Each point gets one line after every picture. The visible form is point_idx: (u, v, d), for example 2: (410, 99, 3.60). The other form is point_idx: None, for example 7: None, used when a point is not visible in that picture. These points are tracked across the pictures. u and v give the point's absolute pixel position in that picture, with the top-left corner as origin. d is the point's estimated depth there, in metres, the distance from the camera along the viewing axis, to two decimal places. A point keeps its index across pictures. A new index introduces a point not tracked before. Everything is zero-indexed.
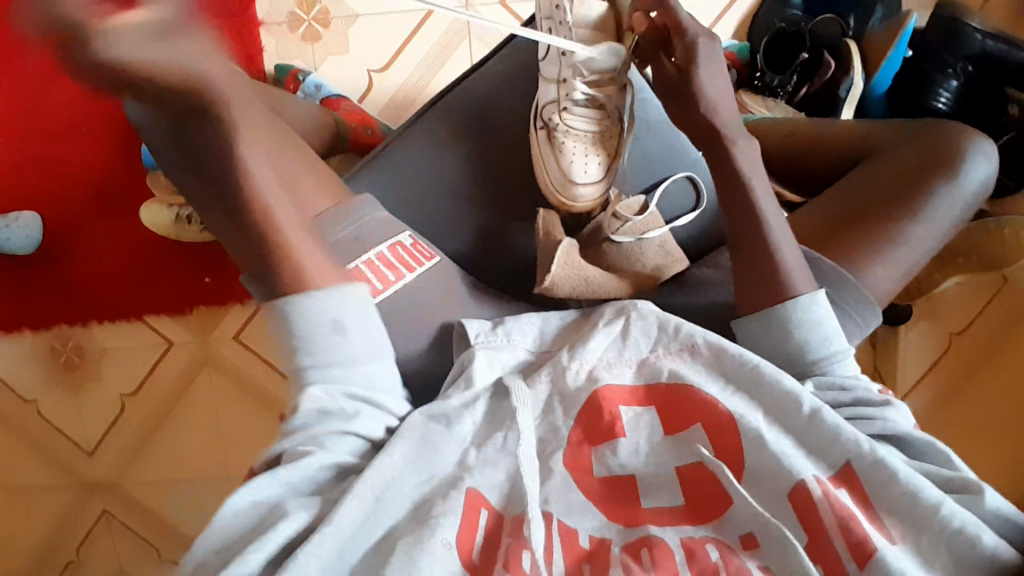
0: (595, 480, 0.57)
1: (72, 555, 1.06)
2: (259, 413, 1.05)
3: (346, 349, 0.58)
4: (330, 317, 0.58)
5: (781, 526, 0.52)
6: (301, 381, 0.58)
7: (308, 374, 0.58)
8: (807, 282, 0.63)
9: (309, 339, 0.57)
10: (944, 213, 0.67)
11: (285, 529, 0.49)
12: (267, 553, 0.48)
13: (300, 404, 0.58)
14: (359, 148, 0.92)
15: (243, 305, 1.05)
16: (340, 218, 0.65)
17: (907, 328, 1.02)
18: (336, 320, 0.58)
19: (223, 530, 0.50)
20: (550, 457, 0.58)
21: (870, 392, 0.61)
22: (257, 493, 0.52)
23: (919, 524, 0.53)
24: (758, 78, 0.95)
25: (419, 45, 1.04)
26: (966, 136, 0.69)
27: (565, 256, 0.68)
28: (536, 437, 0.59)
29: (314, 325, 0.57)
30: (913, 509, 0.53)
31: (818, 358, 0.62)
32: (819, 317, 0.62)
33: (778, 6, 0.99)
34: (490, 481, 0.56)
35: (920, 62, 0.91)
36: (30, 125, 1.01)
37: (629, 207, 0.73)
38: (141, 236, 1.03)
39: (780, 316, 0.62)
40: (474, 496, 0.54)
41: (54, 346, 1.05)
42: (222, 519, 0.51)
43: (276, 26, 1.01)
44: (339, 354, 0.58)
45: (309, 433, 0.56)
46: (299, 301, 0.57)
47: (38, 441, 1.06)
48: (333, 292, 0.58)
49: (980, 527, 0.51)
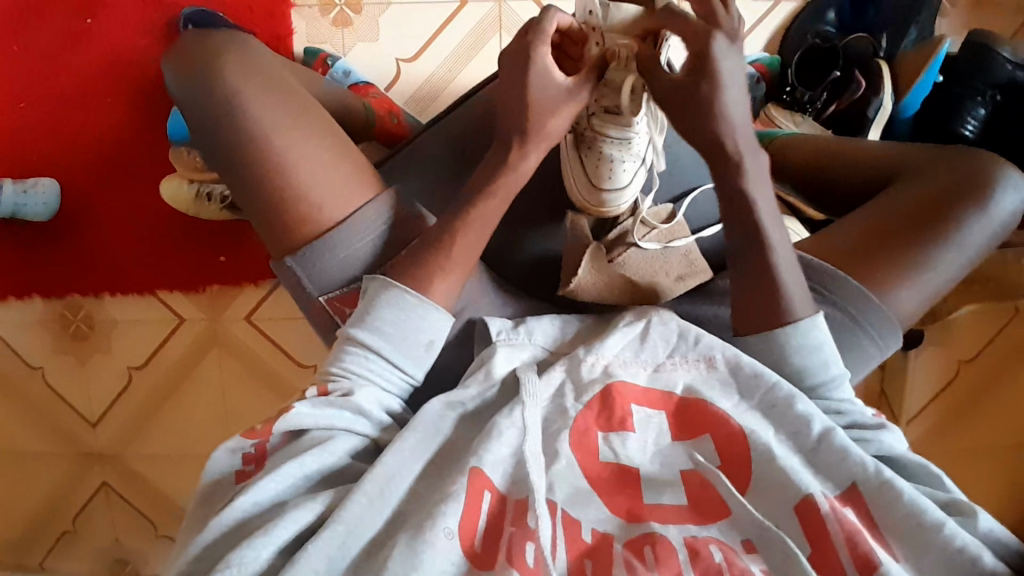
0: (602, 464, 0.57)
1: (69, 524, 1.06)
2: (268, 397, 1.06)
3: (421, 363, 0.62)
4: (427, 338, 0.61)
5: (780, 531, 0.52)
6: (360, 353, 0.59)
7: (373, 354, 0.60)
8: (806, 305, 0.62)
9: (399, 338, 0.60)
10: (970, 241, 0.67)
11: (299, 517, 0.51)
12: (277, 542, 0.50)
13: (348, 376, 0.59)
14: (385, 137, 0.92)
15: (257, 287, 1.04)
16: (366, 221, 0.65)
17: (916, 352, 1.02)
18: (431, 342, 0.61)
19: (232, 516, 0.51)
20: (555, 438, 0.58)
21: (865, 414, 0.62)
22: (281, 482, 0.53)
23: (924, 544, 0.53)
24: (788, 92, 0.97)
25: (451, 36, 1.03)
26: (997, 167, 0.69)
27: (592, 263, 0.70)
28: (542, 415, 0.59)
29: (415, 328, 0.60)
30: (919, 531, 0.53)
31: (815, 384, 0.62)
32: (819, 343, 0.61)
33: (812, 21, 1.00)
34: (495, 458, 0.55)
35: (951, 88, 0.92)
36: (56, 91, 1.01)
37: (656, 215, 0.76)
38: (159, 210, 1.02)
39: (779, 341, 0.61)
40: (478, 476, 0.54)
41: (64, 314, 1.04)
42: (233, 508, 0.51)
43: (308, 9, 1.02)
44: (413, 363, 0.61)
45: (347, 414, 0.57)
46: (416, 309, 0.60)
47: (41, 408, 1.06)
48: (444, 321, 0.61)
49: (981, 547, 0.52)
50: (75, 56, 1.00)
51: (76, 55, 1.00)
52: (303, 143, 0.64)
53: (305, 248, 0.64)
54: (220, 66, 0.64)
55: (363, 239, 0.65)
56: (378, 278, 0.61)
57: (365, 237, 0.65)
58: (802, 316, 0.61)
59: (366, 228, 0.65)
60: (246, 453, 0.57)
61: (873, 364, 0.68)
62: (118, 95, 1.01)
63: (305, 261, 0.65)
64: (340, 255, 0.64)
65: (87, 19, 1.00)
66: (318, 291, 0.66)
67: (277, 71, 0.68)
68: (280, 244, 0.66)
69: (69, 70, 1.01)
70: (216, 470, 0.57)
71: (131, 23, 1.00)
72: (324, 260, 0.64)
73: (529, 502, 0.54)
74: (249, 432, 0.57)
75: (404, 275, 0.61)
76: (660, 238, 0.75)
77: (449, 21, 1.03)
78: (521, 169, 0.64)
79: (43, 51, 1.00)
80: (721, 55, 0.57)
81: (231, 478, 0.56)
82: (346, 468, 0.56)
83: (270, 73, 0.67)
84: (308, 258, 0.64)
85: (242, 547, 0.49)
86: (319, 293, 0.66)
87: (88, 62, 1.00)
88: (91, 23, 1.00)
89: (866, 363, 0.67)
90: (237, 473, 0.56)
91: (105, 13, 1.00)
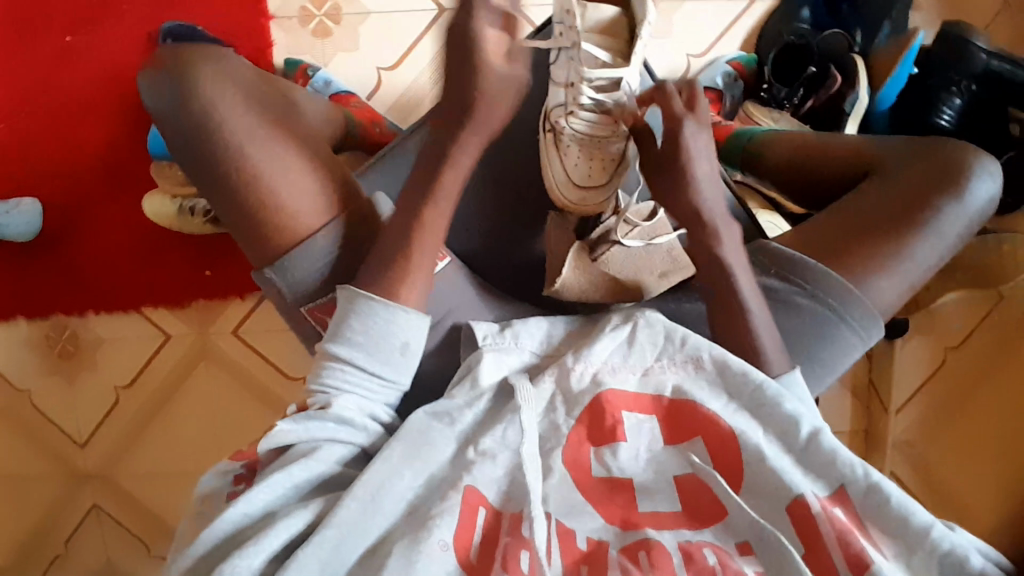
0: (594, 478, 0.57)
1: (59, 548, 1.05)
2: (260, 413, 1.05)
3: (401, 368, 0.61)
4: (401, 339, 0.60)
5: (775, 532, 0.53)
6: (336, 366, 0.59)
7: (350, 365, 0.59)
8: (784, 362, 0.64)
9: (372, 343, 0.59)
10: (948, 229, 0.68)
11: (291, 524, 0.51)
12: (271, 548, 0.50)
13: (328, 390, 0.59)
14: (369, 147, 0.92)
15: (243, 301, 1.04)
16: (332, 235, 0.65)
17: (903, 342, 1.07)
18: (406, 344, 0.60)
19: (224, 526, 0.51)
20: (549, 455, 0.57)
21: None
22: (271, 492, 0.53)
23: (913, 548, 0.53)
24: (765, 90, 0.98)
25: (431, 42, 1.04)
26: (971, 155, 0.70)
27: (575, 262, 0.69)
28: (538, 433, 0.59)
29: (387, 332, 0.60)
30: (906, 535, 0.54)
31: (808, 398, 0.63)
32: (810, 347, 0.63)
33: (786, 21, 1.01)
34: (488, 478, 0.55)
35: (925, 80, 0.93)
36: (36, 109, 1.01)
37: (638, 212, 0.73)
38: (141, 226, 1.02)
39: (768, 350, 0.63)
40: (472, 493, 0.54)
41: (49, 333, 1.04)
42: (226, 517, 0.51)
43: (288, 21, 1.02)
44: (391, 368, 0.60)
45: (329, 425, 0.57)
46: (384, 313, 0.60)
47: (28, 431, 1.05)
48: (419, 320, 0.61)
49: (968, 549, 0.53)
50: (56, 74, 1.00)
51: (56, 73, 1.00)
52: (279, 155, 0.64)
53: (281, 259, 0.65)
54: (197, 76, 0.63)
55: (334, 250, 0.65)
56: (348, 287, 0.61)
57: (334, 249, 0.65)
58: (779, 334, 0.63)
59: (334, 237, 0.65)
60: (236, 475, 0.58)
61: (857, 352, 0.69)
62: (99, 112, 1.01)
63: (280, 271, 0.65)
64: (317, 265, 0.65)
65: (67, 38, 1.00)
66: (298, 300, 0.66)
67: (254, 82, 0.68)
68: (260, 257, 0.66)
69: (50, 88, 1.00)
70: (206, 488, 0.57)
71: (113, 41, 1.01)
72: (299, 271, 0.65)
73: (523, 512, 0.54)
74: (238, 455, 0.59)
75: (387, 286, 0.60)
76: (643, 236, 0.72)
77: (430, 28, 1.04)
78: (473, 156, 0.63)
79: (23, 70, 1.00)
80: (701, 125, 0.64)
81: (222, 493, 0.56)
82: (339, 474, 0.56)
83: (248, 84, 0.66)
84: (283, 269, 0.65)
85: (234, 556, 0.49)
86: (300, 302, 0.66)
87: (68, 80, 1.00)
88: (72, 40, 1.00)
89: (848, 354, 0.68)
90: (229, 492, 0.56)
91: (87, 32, 1.01)
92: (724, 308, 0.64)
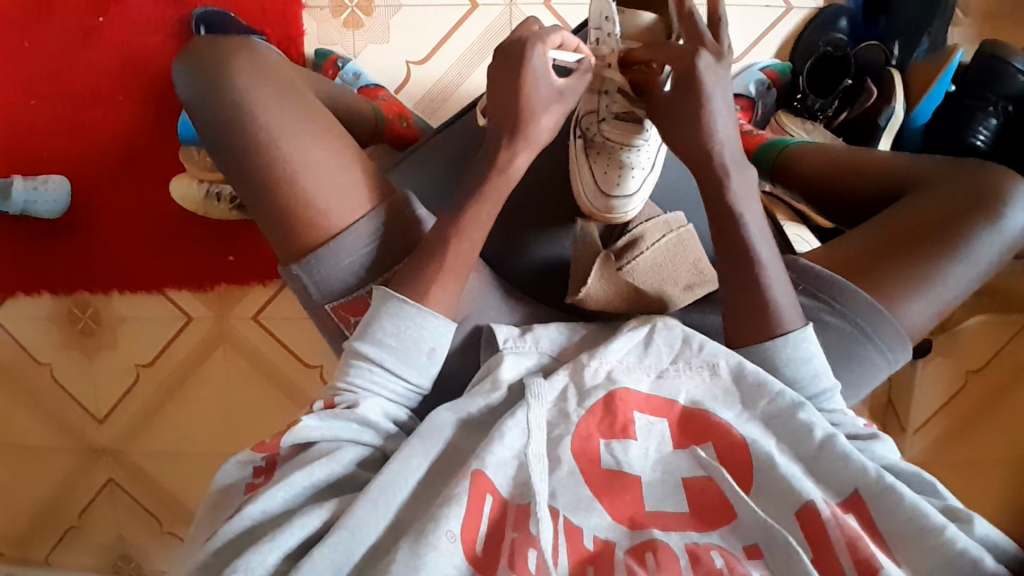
0: (602, 470, 0.57)
1: (73, 520, 1.07)
2: (275, 399, 1.06)
3: (426, 372, 0.61)
4: (429, 345, 0.60)
5: (784, 531, 0.53)
6: (364, 366, 0.59)
7: (378, 367, 0.59)
8: (796, 317, 0.62)
9: (401, 350, 0.59)
10: (981, 255, 0.67)
11: (305, 524, 0.50)
12: (284, 546, 0.49)
13: (354, 389, 0.59)
14: (395, 140, 0.93)
15: (264, 287, 1.05)
16: (352, 242, 0.64)
17: (924, 362, 1.02)
18: (433, 350, 0.61)
19: (243, 521, 0.51)
20: (557, 443, 0.58)
21: (857, 425, 0.62)
22: (288, 490, 0.53)
23: (924, 549, 0.52)
24: (799, 99, 0.98)
25: (462, 38, 1.03)
26: (1011, 183, 0.69)
27: (602, 271, 0.69)
28: (545, 420, 0.59)
29: (415, 338, 0.60)
30: (918, 534, 0.53)
31: (810, 396, 0.63)
32: (808, 354, 0.62)
33: (823, 30, 0.99)
34: (498, 461, 0.55)
35: (961, 99, 0.92)
36: (67, 88, 1.01)
37: (666, 223, 0.75)
38: (166, 209, 1.03)
39: (767, 353, 0.62)
40: (481, 479, 0.54)
41: (72, 310, 1.05)
42: (241, 517, 0.51)
43: (320, 10, 1.02)
44: (418, 372, 0.61)
45: (353, 426, 0.57)
46: (417, 319, 0.59)
47: (48, 404, 1.06)
48: (444, 325, 0.60)
49: (982, 551, 0.51)
50: (87, 53, 1.01)
51: (88, 52, 1.01)
52: (309, 147, 0.63)
53: (309, 256, 0.64)
54: (235, 70, 0.64)
55: (352, 255, 0.64)
56: (380, 291, 0.61)
57: (355, 253, 0.64)
58: (792, 328, 0.62)
59: (364, 236, 0.64)
60: (256, 467, 0.58)
61: (879, 377, 0.69)
62: (128, 93, 1.01)
63: (308, 269, 0.64)
64: (342, 263, 0.64)
65: (99, 18, 1.01)
66: (324, 299, 0.66)
67: (287, 76, 0.68)
68: (287, 251, 0.66)
69: (81, 67, 1.01)
70: (224, 479, 0.57)
71: (143, 22, 1.01)
72: (326, 268, 0.64)
73: (530, 507, 0.54)
74: (260, 445, 0.58)
75: (411, 283, 0.61)
76: (669, 246, 0.73)
77: (461, 23, 1.03)
78: (510, 167, 0.63)
79: (56, 48, 1.01)
80: (708, 71, 0.59)
81: (241, 487, 0.56)
82: (350, 476, 0.56)
83: (280, 76, 0.66)
84: (310, 267, 0.64)
85: (248, 552, 0.48)
86: (325, 300, 0.66)
87: (99, 60, 1.01)
88: (104, 21, 1.00)
89: (875, 375, 0.68)
90: (247, 484, 0.56)
91: (118, 12, 1.01)
92: (731, 325, 0.64)
